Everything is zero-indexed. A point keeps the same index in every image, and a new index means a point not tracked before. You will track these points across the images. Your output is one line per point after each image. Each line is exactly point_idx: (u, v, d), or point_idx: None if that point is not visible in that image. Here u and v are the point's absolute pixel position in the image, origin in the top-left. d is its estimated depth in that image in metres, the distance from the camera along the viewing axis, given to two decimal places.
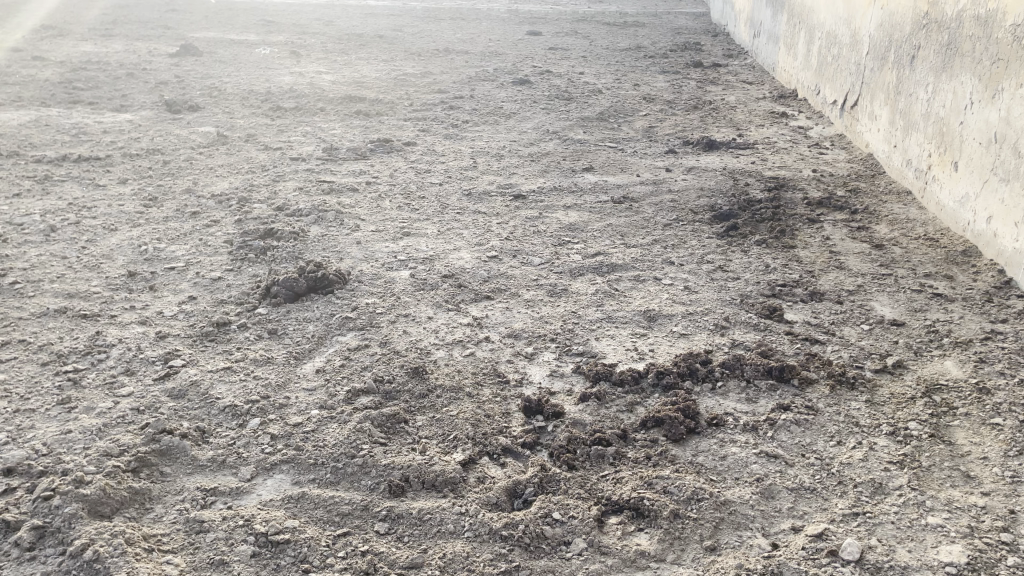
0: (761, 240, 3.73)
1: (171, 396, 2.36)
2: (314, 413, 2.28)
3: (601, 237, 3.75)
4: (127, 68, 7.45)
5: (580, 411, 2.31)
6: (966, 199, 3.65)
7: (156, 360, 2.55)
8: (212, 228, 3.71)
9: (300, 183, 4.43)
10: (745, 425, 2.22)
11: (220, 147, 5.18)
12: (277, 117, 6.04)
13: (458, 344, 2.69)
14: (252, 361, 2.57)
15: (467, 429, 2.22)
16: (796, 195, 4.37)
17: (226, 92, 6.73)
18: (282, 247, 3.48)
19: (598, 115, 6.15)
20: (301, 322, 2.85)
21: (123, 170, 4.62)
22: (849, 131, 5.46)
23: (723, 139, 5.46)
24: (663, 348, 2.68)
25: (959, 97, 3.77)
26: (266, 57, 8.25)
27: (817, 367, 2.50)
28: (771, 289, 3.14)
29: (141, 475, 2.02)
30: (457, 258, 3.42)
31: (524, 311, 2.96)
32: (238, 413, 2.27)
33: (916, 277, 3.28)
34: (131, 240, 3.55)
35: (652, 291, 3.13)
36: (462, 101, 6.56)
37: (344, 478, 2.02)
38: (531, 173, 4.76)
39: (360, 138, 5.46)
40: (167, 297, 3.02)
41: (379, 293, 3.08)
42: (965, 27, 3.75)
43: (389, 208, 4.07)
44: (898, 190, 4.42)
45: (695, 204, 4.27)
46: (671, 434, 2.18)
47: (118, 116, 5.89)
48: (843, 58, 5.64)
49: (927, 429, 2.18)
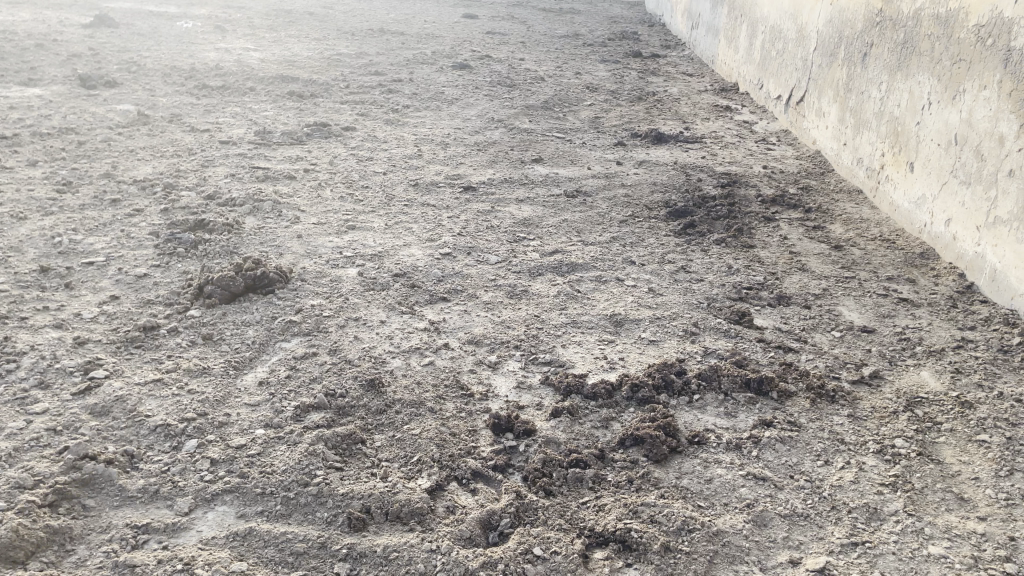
0: (720, 239, 3.63)
1: (93, 413, 2.08)
2: (259, 433, 2.05)
3: (557, 234, 3.58)
4: (36, 38, 6.90)
5: (552, 429, 2.15)
6: (922, 200, 3.63)
7: (74, 372, 2.26)
8: (135, 218, 3.39)
9: (232, 169, 4.12)
10: (728, 444, 2.09)
11: (142, 127, 4.80)
12: (203, 96, 5.65)
13: (415, 353, 2.49)
14: (186, 372, 2.31)
15: (432, 451, 2.02)
16: (750, 192, 4.29)
17: (146, 67, 6.29)
18: (214, 241, 3.20)
19: (543, 104, 5.98)
20: (239, 326, 2.60)
21: (32, 151, 4.22)
22: (794, 127, 5.43)
23: (671, 132, 5.36)
24: (634, 356, 2.53)
25: (915, 97, 3.73)
26: (189, 31, 7.77)
27: (795, 378, 2.40)
28: (738, 293, 3.03)
29: (60, 510, 1.75)
30: (408, 255, 3.21)
31: (483, 314, 2.77)
32: (172, 434, 2.02)
33: (880, 280, 3.23)
34: (43, 231, 3.20)
35: (615, 294, 2.98)
36: (401, 84, 6.29)
37: (296, 511, 1.80)
38: (478, 163, 4.56)
39: (294, 121, 5.15)
40: (86, 297, 2.72)
41: (325, 293, 2.84)
42: (923, 26, 3.71)
43: (330, 198, 3.81)
44: (849, 188, 4.38)
45: (650, 200, 4.14)
46: (652, 455, 2.03)
47: (25, 91, 5.41)
48: (788, 54, 5.60)
49: (914, 446, 2.09)
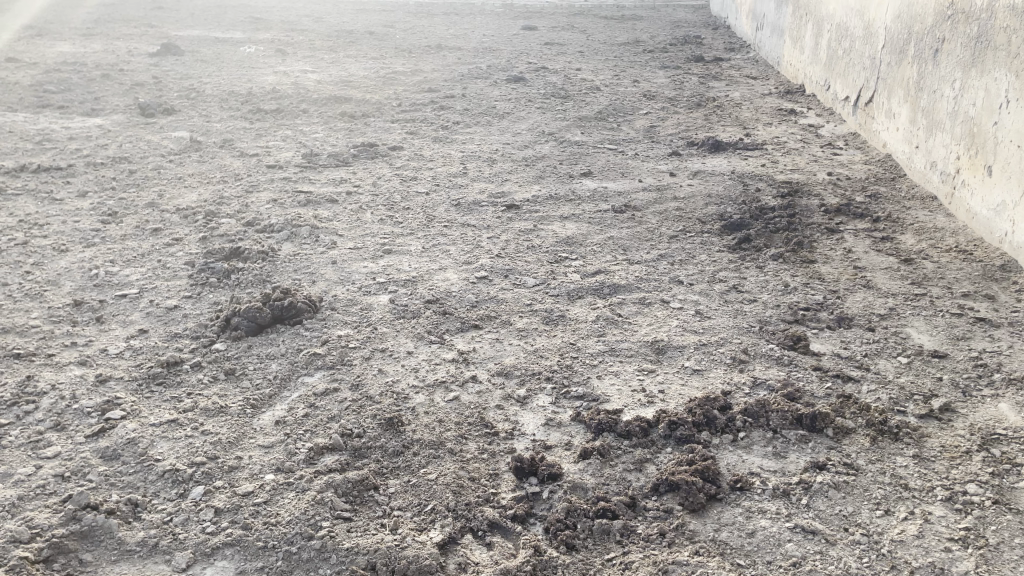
0: (777, 254, 3.40)
1: (103, 458, 2.02)
2: (268, 478, 1.95)
3: (602, 252, 3.42)
4: (103, 69, 7.09)
5: (580, 472, 1.98)
6: (1002, 207, 3.33)
7: (91, 412, 2.21)
8: (174, 248, 3.38)
9: (275, 194, 4.09)
10: (775, 490, 1.89)
11: (193, 154, 4.84)
12: (256, 120, 5.69)
13: (440, 387, 2.36)
14: (203, 411, 2.23)
15: (449, 498, 1.89)
16: (813, 201, 4.02)
17: (205, 93, 6.38)
18: (247, 270, 3.14)
19: (596, 114, 5.81)
20: (263, 360, 2.52)
21: (85, 181, 4.29)
22: (863, 129, 5.12)
23: (729, 139, 5.12)
24: (675, 389, 2.34)
25: (992, 95, 3.43)
26: (250, 56, 7.89)
27: (853, 413, 2.17)
28: (794, 314, 2.80)
29: (55, 566, 1.70)
30: (443, 280, 3.09)
31: (516, 343, 2.62)
32: (179, 479, 1.94)
33: (954, 298, 2.94)
34: (82, 263, 3.20)
35: (659, 317, 2.80)
36: (453, 100, 6.22)
37: (298, 567, 1.69)
38: (525, 179, 4.42)
39: (343, 142, 5.12)
40: (114, 331, 2.69)
41: (354, 323, 2.75)
42: (998, 18, 3.41)
43: (370, 221, 3.73)
44: (922, 194, 4.08)
45: (703, 212, 3.93)
46: (688, 504, 1.85)
47: (86, 121, 5.54)
48: (856, 52, 5.29)
49: (989, 493, 1.85)
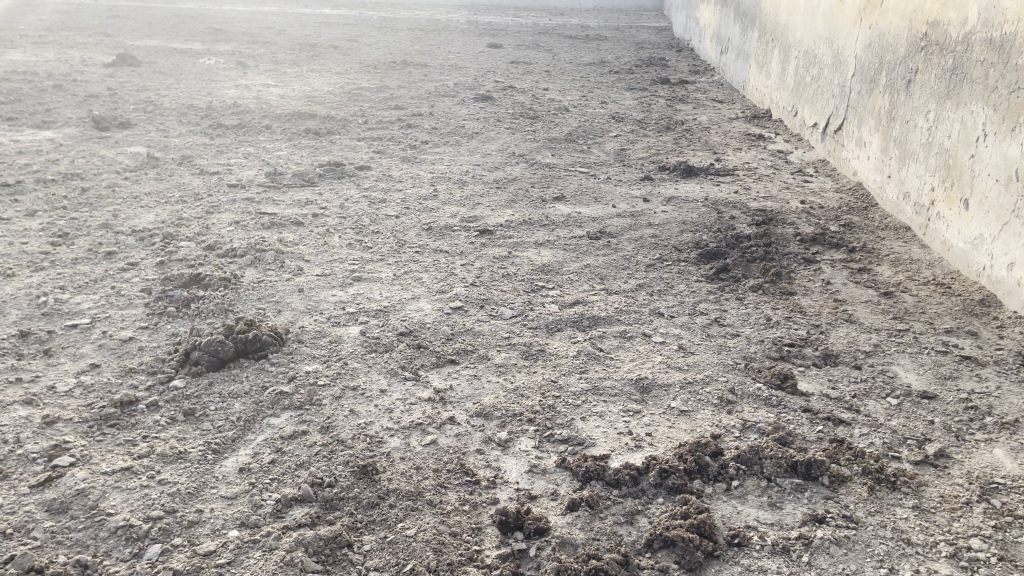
0: (757, 286, 3.34)
1: (49, 512, 1.85)
2: (232, 535, 1.81)
3: (579, 281, 3.32)
4: (56, 79, 6.83)
5: (569, 526, 1.87)
6: (980, 241, 3.31)
7: (37, 459, 2.04)
8: (129, 273, 3.19)
9: (237, 216, 3.92)
10: (773, 546, 1.80)
11: (150, 171, 4.64)
12: (217, 136, 5.50)
13: (416, 430, 2.22)
14: (161, 457, 2.07)
15: (429, 557, 1.76)
16: (788, 230, 3.98)
17: (163, 107, 6.17)
18: (208, 298, 2.97)
19: (567, 136, 5.73)
20: (225, 399, 2.36)
21: (33, 199, 4.07)
22: (832, 156, 5.12)
23: (701, 164, 5.08)
24: (663, 432, 2.23)
25: (969, 127, 3.42)
26: (210, 68, 7.68)
27: (848, 460, 2.09)
28: (779, 351, 2.73)
29: None
30: (415, 310, 2.96)
31: (495, 380, 2.50)
32: (133, 537, 1.79)
33: (936, 334, 2.90)
34: (29, 290, 3.01)
35: (642, 353, 2.70)
36: (420, 119, 6.09)
37: None
38: (497, 203, 4.31)
39: (307, 160, 4.96)
40: (63, 366, 2.50)
41: (323, 357, 2.60)
42: (975, 51, 3.41)
43: (338, 245, 3.59)
44: (895, 224, 4.06)
45: (679, 239, 3.86)
46: (685, 562, 1.75)
47: (36, 134, 5.30)
48: (825, 79, 5.30)
49: (993, 548, 1.78)
